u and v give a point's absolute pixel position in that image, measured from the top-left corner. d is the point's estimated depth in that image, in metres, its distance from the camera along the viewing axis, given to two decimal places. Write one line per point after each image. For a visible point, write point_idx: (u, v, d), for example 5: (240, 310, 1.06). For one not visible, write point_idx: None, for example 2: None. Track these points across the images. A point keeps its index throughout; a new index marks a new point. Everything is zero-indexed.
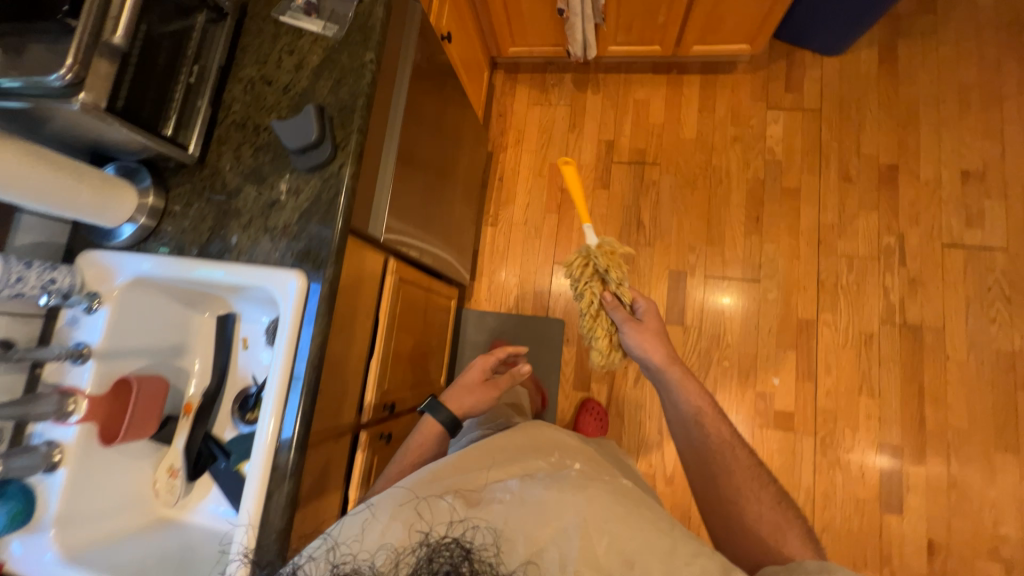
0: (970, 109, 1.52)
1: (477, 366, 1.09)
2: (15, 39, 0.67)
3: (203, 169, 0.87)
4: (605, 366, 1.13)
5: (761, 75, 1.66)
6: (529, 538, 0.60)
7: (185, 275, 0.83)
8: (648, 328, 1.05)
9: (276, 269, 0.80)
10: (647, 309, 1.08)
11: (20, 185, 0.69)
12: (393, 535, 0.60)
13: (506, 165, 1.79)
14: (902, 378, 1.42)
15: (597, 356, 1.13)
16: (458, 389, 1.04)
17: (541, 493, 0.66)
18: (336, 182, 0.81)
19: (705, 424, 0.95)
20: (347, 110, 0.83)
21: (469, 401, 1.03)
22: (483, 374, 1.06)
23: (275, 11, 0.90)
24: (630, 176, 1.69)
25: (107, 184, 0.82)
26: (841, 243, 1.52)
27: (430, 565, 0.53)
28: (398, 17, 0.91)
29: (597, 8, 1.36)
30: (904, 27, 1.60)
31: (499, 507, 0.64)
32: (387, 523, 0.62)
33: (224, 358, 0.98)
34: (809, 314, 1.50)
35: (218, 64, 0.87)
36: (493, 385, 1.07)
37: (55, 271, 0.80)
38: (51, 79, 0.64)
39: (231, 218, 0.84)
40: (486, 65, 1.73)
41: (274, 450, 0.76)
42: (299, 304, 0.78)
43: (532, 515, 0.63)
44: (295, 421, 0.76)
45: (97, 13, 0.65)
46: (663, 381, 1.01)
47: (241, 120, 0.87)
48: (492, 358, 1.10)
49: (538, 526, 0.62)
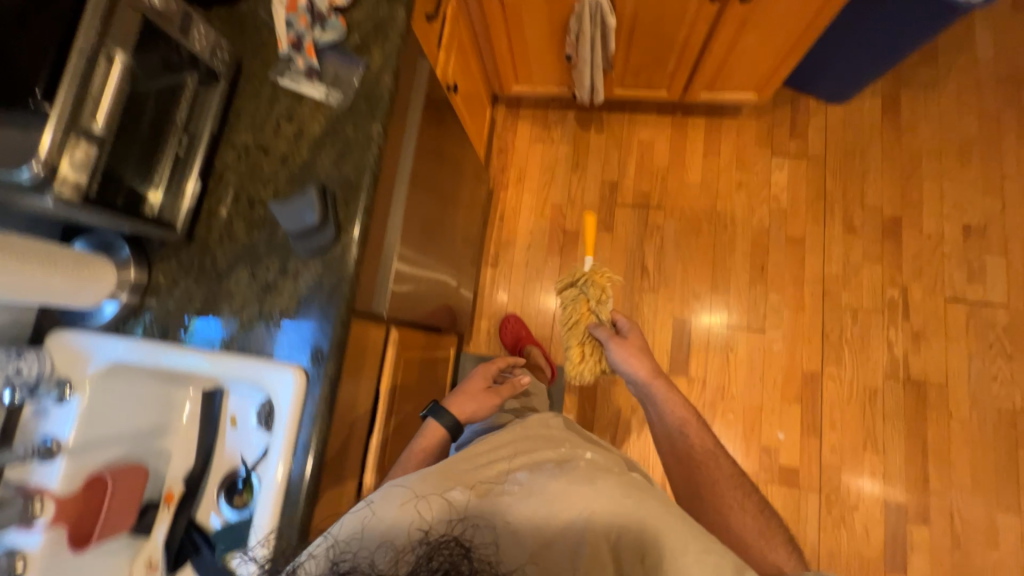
0: (971, 163, 1.53)
1: (479, 373, 1.05)
2: None
3: (190, 244, 0.80)
4: (576, 378, 1.12)
5: (765, 120, 1.65)
6: (534, 532, 0.58)
7: (158, 362, 0.77)
8: (631, 343, 1.04)
9: (271, 363, 0.74)
10: (630, 327, 1.07)
11: None
12: (393, 531, 0.56)
13: (506, 205, 1.75)
14: (905, 434, 1.41)
15: (569, 366, 1.13)
16: (459, 395, 0.98)
17: (550, 486, 0.62)
18: (339, 266, 0.75)
19: (689, 435, 0.94)
20: (351, 188, 0.77)
21: (472, 407, 0.97)
22: (485, 381, 1.01)
23: (274, 73, 0.84)
24: (634, 219, 1.66)
25: (81, 263, 0.74)
26: (846, 294, 1.51)
27: (430, 565, 0.50)
28: (406, 81, 0.86)
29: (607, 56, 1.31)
30: (908, 77, 1.60)
31: (507, 500, 0.60)
32: (387, 518, 0.57)
33: (210, 438, 0.85)
34: (814, 367, 1.48)
35: (210, 130, 0.80)
36: (495, 393, 1.01)
37: (21, 361, 0.73)
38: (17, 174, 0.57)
39: (223, 300, 0.78)
40: (488, 102, 1.68)
41: (287, 492, 0.71)
42: (299, 403, 0.73)
43: (539, 512, 0.60)
44: (307, 455, 0.72)
45: (74, 99, 0.58)
46: (647, 395, 0.99)
47: (235, 192, 0.81)
48: (493, 365, 1.08)
49: (545, 520, 0.59)
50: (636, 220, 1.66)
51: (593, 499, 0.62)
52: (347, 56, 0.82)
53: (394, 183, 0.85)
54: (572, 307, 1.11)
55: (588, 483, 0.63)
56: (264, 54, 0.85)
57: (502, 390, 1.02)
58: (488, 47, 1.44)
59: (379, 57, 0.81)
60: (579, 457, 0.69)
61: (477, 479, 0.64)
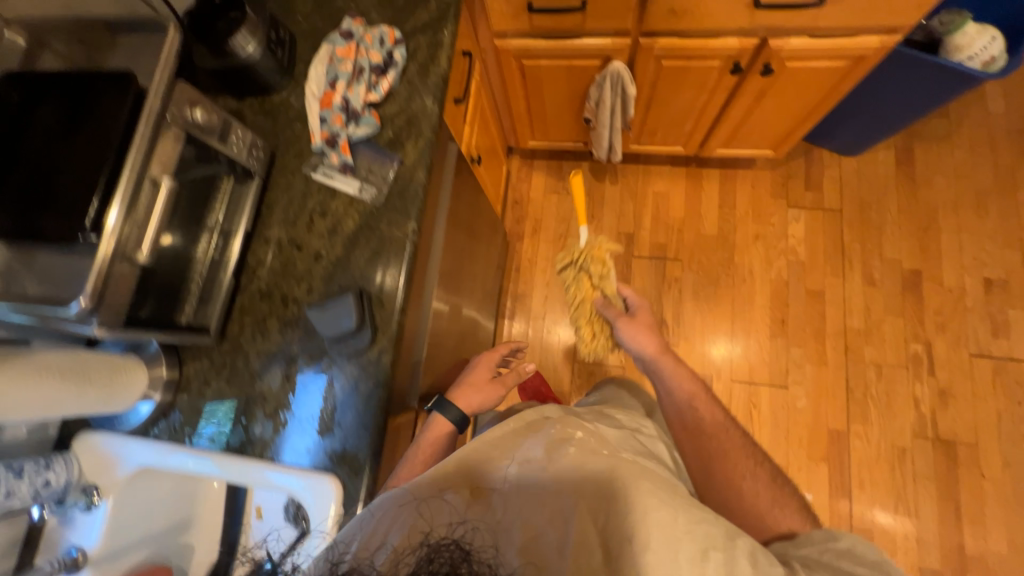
0: (988, 216, 1.53)
1: (482, 362, 0.95)
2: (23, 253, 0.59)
3: (222, 343, 0.79)
4: (589, 356, 1.07)
5: (780, 171, 1.65)
6: (527, 525, 0.51)
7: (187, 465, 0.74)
8: (639, 320, 0.96)
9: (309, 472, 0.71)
10: (640, 305, 0.99)
11: (16, 409, 0.61)
12: (393, 534, 0.49)
13: (522, 256, 1.75)
14: (937, 496, 1.38)
15: (581, 347, 1.07)
16: (464, 387, 0.88)
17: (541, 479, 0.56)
18: (375, 369, 0.74)
19: (699, 408, 0.83)
20: (387, 287, 0.77)
21: (478, 396, 0.87)
22: (490, 371, 0.92)
23: (307, 166, 0.84)
24: (651, 271, 1.65)
25: (116, 370, 0.73)
26: (868, 349, 1.49)
27: (430, 567, 0.43)
28: (438, 170, 0.87)
29: (625, 119, 1.30)
30: (920, 130, 1.61)
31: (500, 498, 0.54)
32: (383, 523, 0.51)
33: (235, 533, 0.79)
34: (840, 425, 1.46)
35: (244, 227, 0.80)
36: (501, 382, 0.91)
37: (50, 471, 0.71)
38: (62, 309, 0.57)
39: (256, 403, 0.76)
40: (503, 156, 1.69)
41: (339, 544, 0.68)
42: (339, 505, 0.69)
43: (534, 508, 0.53)
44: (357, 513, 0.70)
45: (120, 228, 0.59)
46: (655, 372, 0.90)
47: (268, 288, 0.80)
48: (498, 352, 0.98)
49: (537, 511, 0.53)
50: (654, 272, 1.65)
51: (586, 490, 0.55)
52: (381, 151, 0.82)
53: (427, 274, 0.84)
54: (576, 286, 1.05)
55: (576, 473, 0.56)
56: (297, 146, 0.86)
57: (508, 379, 0.93)
58: (505, 109, 1.46)
59: (413, 153, 0.81)
60: (565, 437, 0.62)
61: (469, 480, 0.56)
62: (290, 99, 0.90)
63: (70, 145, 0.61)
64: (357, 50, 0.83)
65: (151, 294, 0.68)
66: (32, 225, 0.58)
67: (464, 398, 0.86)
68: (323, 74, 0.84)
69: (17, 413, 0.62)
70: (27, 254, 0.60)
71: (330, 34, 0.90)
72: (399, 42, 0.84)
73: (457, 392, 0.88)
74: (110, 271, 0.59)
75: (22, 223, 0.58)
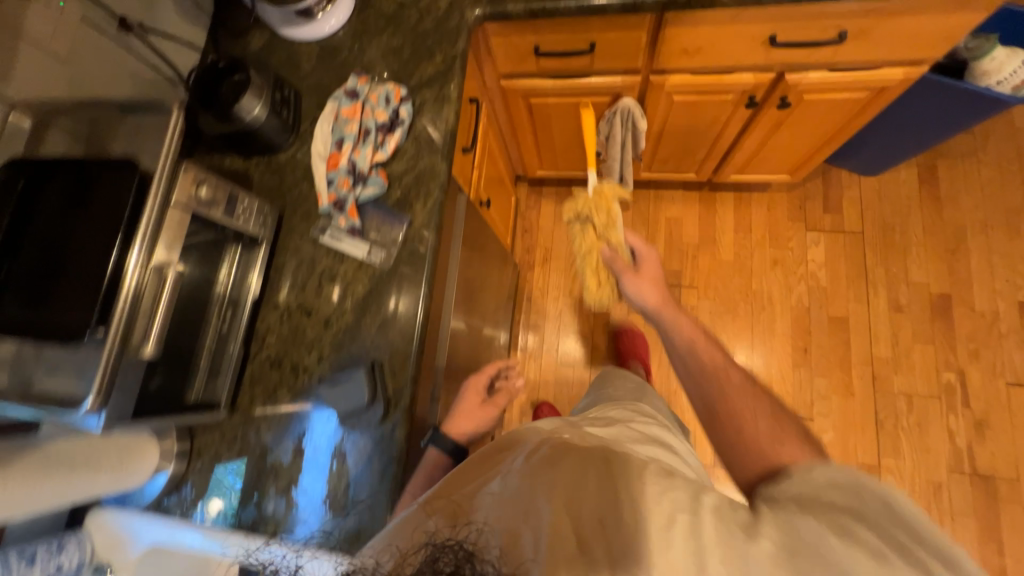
0: (1019, 236, 1.47)
1: (469, 385, 0.94)
2: (30, 350, 0.57)
3: (233, 415, 0.78)
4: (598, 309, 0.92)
5: (797, 193, 1.60)
6: (516, 527, 0.40)
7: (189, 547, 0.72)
8: (645, 273, 0.85)
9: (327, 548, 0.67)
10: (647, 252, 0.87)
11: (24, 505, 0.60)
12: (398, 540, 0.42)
13: (533, 286, 1.72)
14: (979, 535, 1.31)
15: (584, 298, 0.93)
16: (456, 415, 0.86)
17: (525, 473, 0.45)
18: (389, 443, 0.71)
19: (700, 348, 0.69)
20: (399, 355, 0.74)
21: (469, 419, 0.85)
22: (478, 394, 0.91)
23: (315, 229, 0.82)
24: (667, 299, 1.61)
25: (125, 448, 0.71)
26: (897, 378, 1.43)
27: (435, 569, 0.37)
28: (447, 226, 0.85)
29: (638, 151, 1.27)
30: (943, 147, 1.55)
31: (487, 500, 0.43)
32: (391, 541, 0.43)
33: None
34: (871, 459, 1.39)
35: (252, 295, 0.79)
36: (492, 405, 0.90)
37: (62, 555, 0.71)
38: (69, 408, 0.55)
39: (268, 479, 0.74)
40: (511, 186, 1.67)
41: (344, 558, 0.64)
42: None
43: (516, 507, 0.41)
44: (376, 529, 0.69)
45: (128, 317, 0.58)
46: (657, 318, 0.77)
47: (277, 357, 0.78)
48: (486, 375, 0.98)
49: (523, 511, 0.41)
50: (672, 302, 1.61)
51: (565, 476, 0.43)
52: (389, 211, 0.80)
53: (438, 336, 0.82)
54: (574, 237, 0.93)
55: (553, 461, 0.45)
56: (305, 208, 0.85)
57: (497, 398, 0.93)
58: (513, 142, 1.44)
59: (422, 214, 0.80)
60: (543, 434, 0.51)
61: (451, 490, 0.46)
62: (296, 157, 0.88)
63: (75, 235, 0.59)
64: (362, 109, 0.82)
65: (161, 375, 0.66)
66: (38, 322, 0.57)
67: (459, 422, 0.83)
68: (328, 133, 0.83)
69: (27, 508, 0.61)
70: (36, 344, 0.57)
71: (335, 91, 0.89)
72: (404, 100, 0.83)
73: (453, 419, 0.85)
74: (116, 364, 0.57)
75: (29, 319, 0.57)
